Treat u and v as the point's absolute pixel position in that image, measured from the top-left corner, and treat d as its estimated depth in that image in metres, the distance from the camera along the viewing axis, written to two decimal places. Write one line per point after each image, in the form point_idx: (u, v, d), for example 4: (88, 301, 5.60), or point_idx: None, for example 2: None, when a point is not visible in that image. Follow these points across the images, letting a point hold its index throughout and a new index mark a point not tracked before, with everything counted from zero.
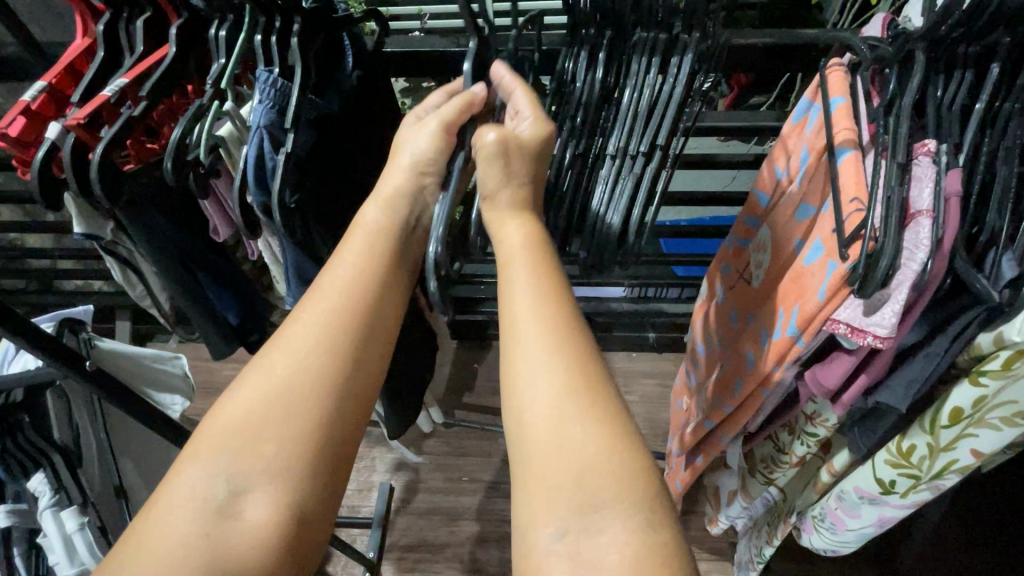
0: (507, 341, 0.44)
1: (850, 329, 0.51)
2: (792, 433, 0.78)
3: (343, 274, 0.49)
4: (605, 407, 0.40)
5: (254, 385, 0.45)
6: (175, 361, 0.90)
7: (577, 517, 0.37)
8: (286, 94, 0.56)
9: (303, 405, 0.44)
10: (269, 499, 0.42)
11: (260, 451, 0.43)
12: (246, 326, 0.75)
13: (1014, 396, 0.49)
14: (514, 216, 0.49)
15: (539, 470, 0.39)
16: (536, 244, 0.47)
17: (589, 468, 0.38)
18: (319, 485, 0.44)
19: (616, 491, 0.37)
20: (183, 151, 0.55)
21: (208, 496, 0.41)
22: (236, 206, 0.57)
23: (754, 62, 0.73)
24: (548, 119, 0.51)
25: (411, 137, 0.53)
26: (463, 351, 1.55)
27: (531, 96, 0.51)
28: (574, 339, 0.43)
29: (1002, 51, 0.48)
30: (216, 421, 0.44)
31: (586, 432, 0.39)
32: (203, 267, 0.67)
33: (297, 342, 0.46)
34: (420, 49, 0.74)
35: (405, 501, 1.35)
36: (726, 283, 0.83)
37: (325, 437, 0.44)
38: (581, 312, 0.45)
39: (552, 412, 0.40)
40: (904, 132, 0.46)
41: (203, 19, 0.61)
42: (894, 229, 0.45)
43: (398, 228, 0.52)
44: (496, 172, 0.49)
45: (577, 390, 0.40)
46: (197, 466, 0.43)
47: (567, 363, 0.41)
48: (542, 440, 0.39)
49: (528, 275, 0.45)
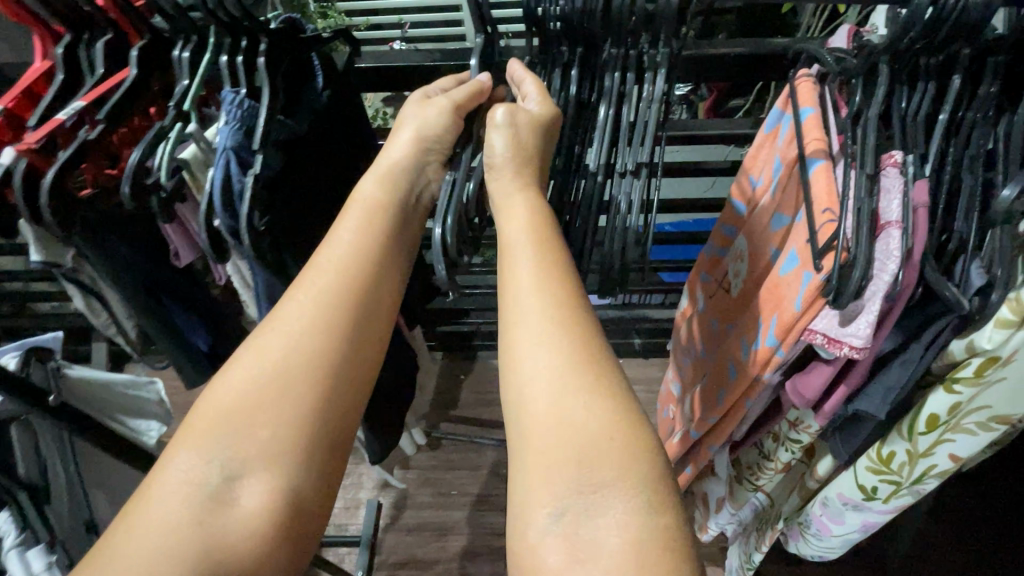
0: (506, 318, 0.45)
1: (827, 340, 0.51)
2: (776, 440, 0.79)
3: (340, 257, 0.49)
4: (606, 385, 0.41)
5: (249, 368, 0.45)
6: (151, 387, 0.87)
7: (578, 496, 0.38)
8: (253, 115, 0.55)
9: (297, 391, 0.44)
10: (262, 487, 0.42)
11: (256, 434, 0.43)
12: (219, 349, 0.75)
13: (988, 401, 0.50)
14: (513, 199, 0.51)
15: (539, 445, 0.40)
16: (541, 224, 0.49)
17: (592, 445, 0.39)
18: (314, 480, 0.44)
19: (617, 468, 0.38)
20: (141, 175, 0.54)
21: (201, 481, 0.42)
22: (201, 228, 0.56)
23: (724, 72, 0.74)
24: (554, 104, 0.54)
25: (419, 112, 0.55)
26: (448, 364, 1.53)
27: (539, 84, 0.55)
28: (575, 318, 0.44)
29: (963, 63, 0.48)
30: (208, 405, 0.44)
31: (588, 409, 0.40)
32: (170, 293, 0.67)
33: (294, 324, 0.46)
34: (393, 65, 0.74)
35: (393, 517, 1.33)
36: (706, 291, 0.83)
37: (320, 421, 0.45)
38: (584, 293, 0.46)
39: (555, 388, 0.41)
40: (872, 143, 0.47)
41: (167, 40, 0.60)
42: (864, 238, 0.46)
43: (396, 204, 0.53)
44: (508, 141, 0.52)
45: (579, 367, 0.42)
46: (188, 450, 0.42)
47: (569, 340, 0.43)
48: (544, 417, 0.40)
49: (533, 257, 0.46)
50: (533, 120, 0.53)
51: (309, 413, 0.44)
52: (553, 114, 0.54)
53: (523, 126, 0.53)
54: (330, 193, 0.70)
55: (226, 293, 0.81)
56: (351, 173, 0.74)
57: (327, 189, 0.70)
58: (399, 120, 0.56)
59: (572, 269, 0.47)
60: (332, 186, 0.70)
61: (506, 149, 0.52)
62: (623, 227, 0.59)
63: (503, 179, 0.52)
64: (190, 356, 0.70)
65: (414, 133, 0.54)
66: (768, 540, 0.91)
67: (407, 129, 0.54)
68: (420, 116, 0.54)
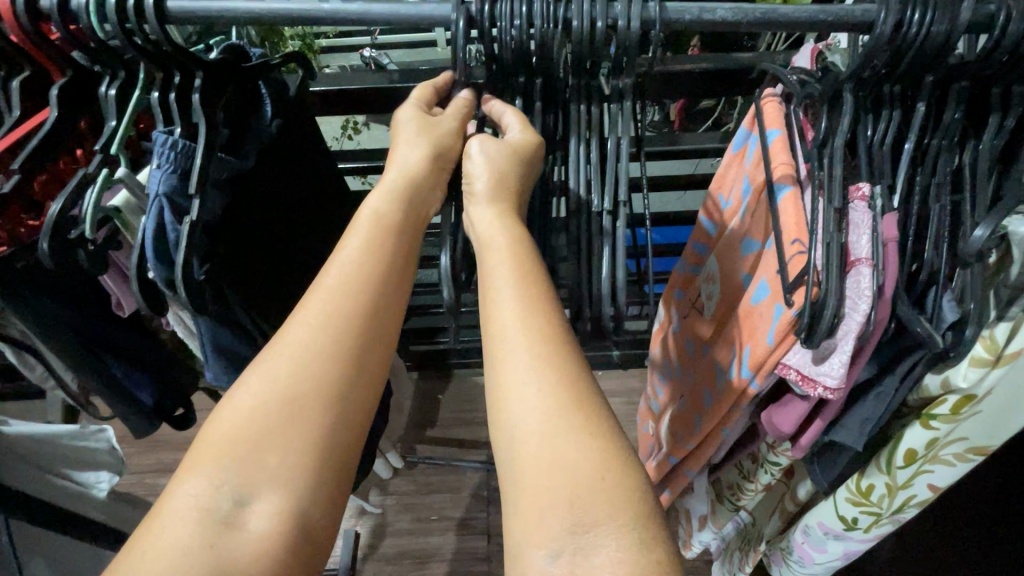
0: (492, 354, 0.42)
1: (801, 377, 0.50)
2: (756, 462, 0.77)
3: (349, 277, 0.45)
4: (595, 423, 0.38)
5: (261, 390, 0.41)
6: (98, 437, 0.80)
7: (571, 536, 0.35)
8: (190, 155, 0.51)
9: (303, 416, 0.40)
10: (274, 509, 0.39)
11: (266, 460, 0.39)
12: (166, 402, 0.70)
13: (965, 434, 0.50)
14: (488, 223, 0.48)
15: (535, 486, 0.37)
16: (522, 254, 0.46)
17: (583, 485, 0.36)
18: (320, 509, 0.40)
19: (611, 506, 0.36)
20: (64, 229, 0.49)
21: (212, 507, 0.38)
22: (133, 279, 0.52)
23: (687, 90, 0.73)
24: (536, 131, 0.52)
25: (412, 130, 0.52)
26: (423, 384, 1.48)
27: (521, 115, 0.53)
28: (564, 356, 0.41)
29: (926, 90, 0.46)
30: (220, 428, 0.40)
31: (578, 449, 0.37)
32: (110, 349, 0.64)
33: (302, 345, 0.42)
34: (348, 87, 0.72)
35: (372, 547, 1.28)
36: (679, 310, 0.81)
37: (327, 453, 0.41)
38: (570, 328, 0.43)
39: (543, 428, 0.38)
40: (840, 174, 0.45)
41: (92, 75, 0.55)
42: (835, 274, 0.44)
43: (402, 219, 0.49)
44: (488, 178, 0.50)
45: (567, 405, 0.39)
46: (201, 474, 0.39)
47: (556, 383, 0.40)
48: (535, 459, 0.37)
49: (515, 292, 0.44)
50: (510, 148, 0.50)
51: (311, 471, 0.40)
52: (535, 143, 0.51)
53: (498, 161, 0.50)
54: (278, 227, 0.65)
55: (175, 337, 0.77)
56: (306, 204, 0.70)
57: (283, 222, 0.66)
58: (400, 137, 0.52)
59: (557, 307, 0.44)
60: (279, 222, 0.65)
61: (488, 184, 0.50)
62: (611, 260, 0.53)
63: (483, 210, 0.49)
64: (132, 409, 0.66)
65: (435, 146, 0.52)
66: (751, 559, 0.89)
67: (409, 143, 0.51)
68: (432, 135, 0.52)
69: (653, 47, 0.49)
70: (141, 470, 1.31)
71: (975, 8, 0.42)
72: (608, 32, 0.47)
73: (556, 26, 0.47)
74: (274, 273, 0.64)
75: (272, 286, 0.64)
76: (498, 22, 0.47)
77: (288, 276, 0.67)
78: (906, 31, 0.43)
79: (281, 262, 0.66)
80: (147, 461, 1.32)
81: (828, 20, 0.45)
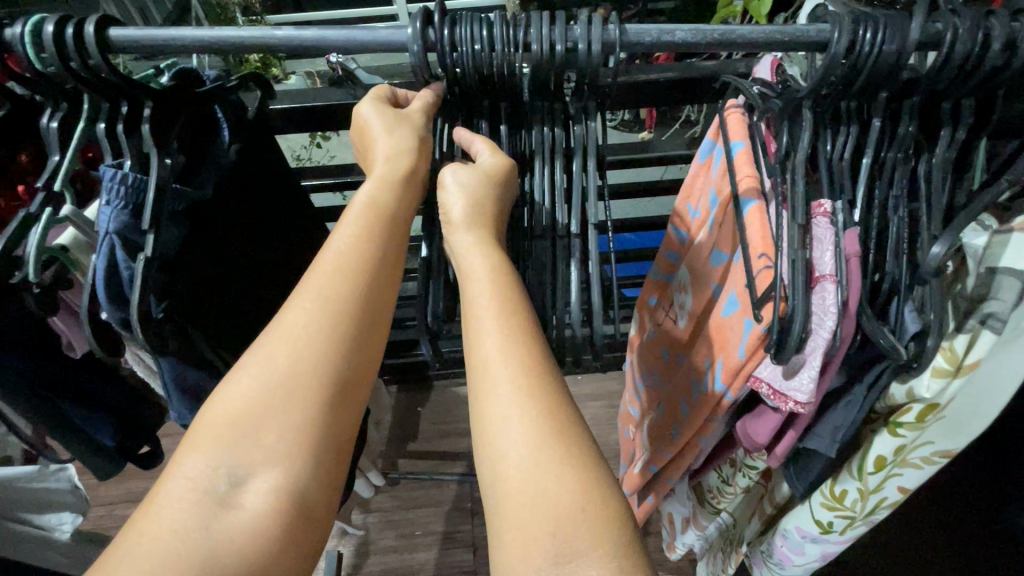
0: (475, 383, 0.42)
1: (772, 391, 0.51)
2: (733, 466, 0.79)
3: (348, 260, 0.42)
4: (577, 453, 0.38)
5: (247, 388, 0.38)
6: (61, 474, 0.81)
7: (554, 567, 0.34)
8: (142, 189, 0.48)
9: (292, 418, 0.38)
10: (270, 485, 0.36)
11: (261, 441, 0.37)
12: (129, 442, 0.69)
13: (931, 439, 0.51)
14: (468, 248, 0.48)
15: (515, 514, 0.36)
16: (503, 277, 0.46)
17: (565, 517, 0.35)
18: (314, 513, 0.37)
19: (592, 535, 0.35)
20: (4, 273, 0.47)
21: (208, 485, 0.36)
22: (85, 321, 0.50)
23: (655, 98, 0.73)
24: (508, 155, 0.52)
25: (398, 131, 0.49)
26: (402, 398, 1.46)
27: (490, 142, 0.53)
28: (543, 380, 0.41)
29: (880, 106, 0.47)
30: (212, 410, 0.38)
31: (561, 482, 0.36)
32: (65, 394, 0.61)
33: (297, 329, 0.39)
34: (312, 104, 0.69)
35: (356, 566, 1.26)
36: (653, 318, 0.81)
37: (320, 452, 0.38)
38: (550, 353, 0.43)
39: (527, 459, 0.38)
40: (802, 190, 0.45)
41: (33, 106, 0.54)
42: (801, 290, 0.44)
43: (392, 208, 0.46)
44: (462, 201, 0.49)
45: (552, 437, 0.38)
46: (196, 456, 0.37)
47: (536, 414, 0.39)
48: (518, 492, 0.37)
49: (497, 316, 0.43)
50: (482, 173, 0.50)
51: (303, 467, 0.37)
52: (506, 166, 0.51)
53: (473, 186, 0.50)
54: (242, 257, 0.63)
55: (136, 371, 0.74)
56: (270, 225, 0.68)
57: (247, 247, 0.64)
58: (371, 120, 0.50)
59: (533, 329, 0.44)
60: (239, 246, 0.62)
61: (464, 210, 0.49)
62: (583, 286, 0.54)
63: (460, 235, 0.49)
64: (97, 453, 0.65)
65: (416, 139, 0.50)
66: (734, 561, 0.90)
67: (380, 161, 0.48)
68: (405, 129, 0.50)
69: (615, 67, 0.49)
70: (111, 501, 1.27)
71: (923, 27, 0.43)
72: (568, 55, 0.47)
73: (515, 49, 0.47)
74: (238, 297, 0.62)
75: (235, 314, 0.62)
76: (457, 49, 0.47)
77: (257, 305, 0.66)
78: (860, 50, 0.43)
79: (246, 289, 0.64)
80: (117, 491, 1.28)
81: (782, 41, 0.45)
